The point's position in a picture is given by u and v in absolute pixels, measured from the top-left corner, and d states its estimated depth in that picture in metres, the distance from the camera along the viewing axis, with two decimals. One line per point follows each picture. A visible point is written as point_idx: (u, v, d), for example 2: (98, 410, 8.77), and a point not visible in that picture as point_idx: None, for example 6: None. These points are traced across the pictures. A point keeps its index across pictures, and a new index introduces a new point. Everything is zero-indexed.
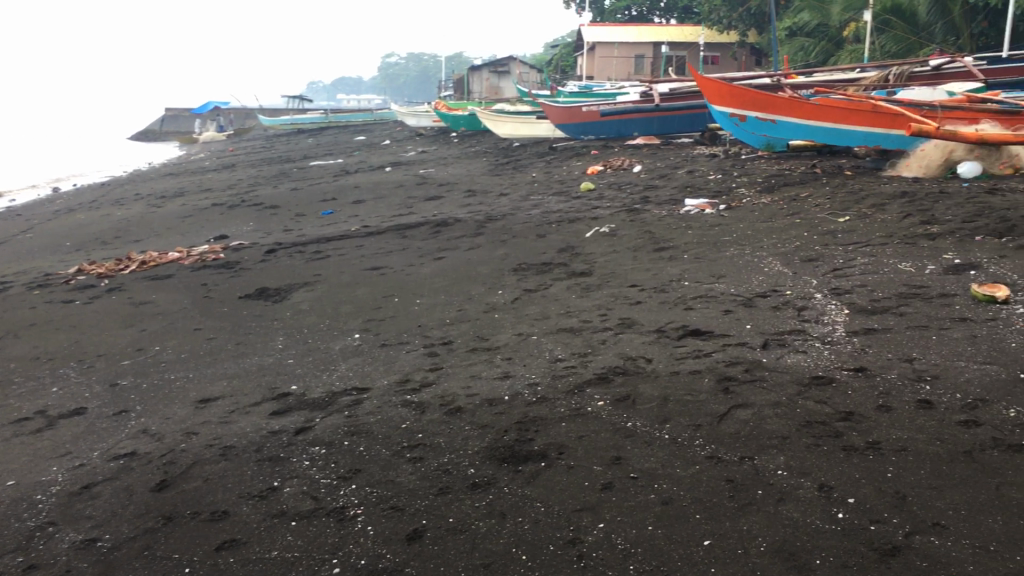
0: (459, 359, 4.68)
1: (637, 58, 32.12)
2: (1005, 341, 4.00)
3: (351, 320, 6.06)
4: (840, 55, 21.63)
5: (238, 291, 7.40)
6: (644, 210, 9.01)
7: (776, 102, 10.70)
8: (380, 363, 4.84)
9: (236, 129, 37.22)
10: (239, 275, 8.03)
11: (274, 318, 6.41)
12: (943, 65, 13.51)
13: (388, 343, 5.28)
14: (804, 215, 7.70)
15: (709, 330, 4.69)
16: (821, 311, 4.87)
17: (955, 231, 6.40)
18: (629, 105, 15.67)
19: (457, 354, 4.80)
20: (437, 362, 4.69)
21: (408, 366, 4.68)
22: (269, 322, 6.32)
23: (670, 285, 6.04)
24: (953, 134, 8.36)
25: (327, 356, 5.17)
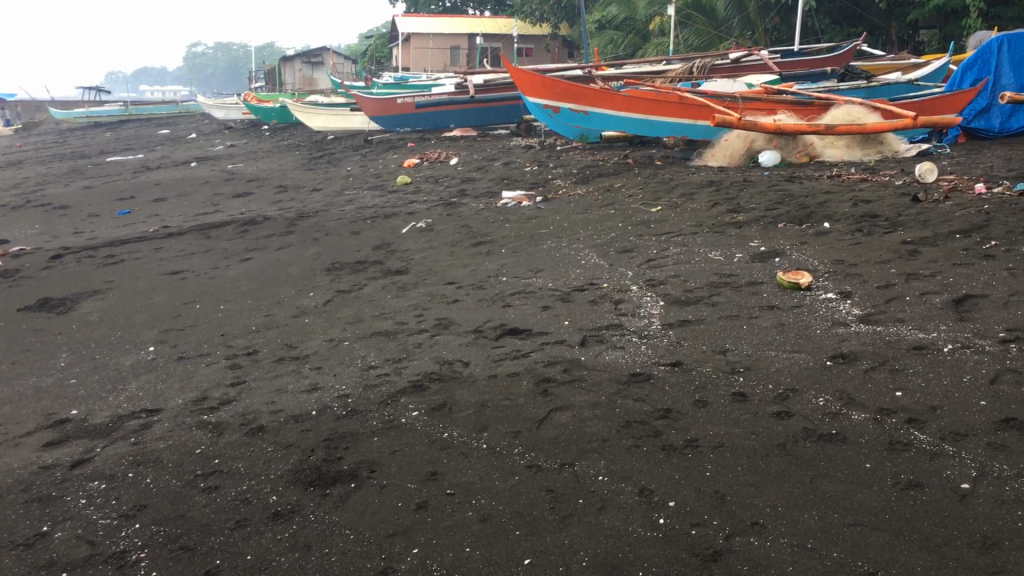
0: (263, 371, 4.34)
1: (453, 50, 32.03)
2: (811, 328, 4.08)
3: (145, 332, 5.55)
4: (647, 48, 22.36)
5: (16, 303, 6.68)
6: (461, 204, 8.86)
7: (585, 93, 10.62)
8: (175, 380, 4.41)
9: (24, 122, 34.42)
10: (18, 284, 7.26)
11: (57, 332, 5.80)
12: (742, 58, 14.13)
13: (186, 356, 4.85)
14: (617, 206, 7.77)
15: (526, 328, 4.56)
16: (637, 304, 4.84)
17: (760, 219, 6.59)
18: (444, 96, 15.52)
19: (261, 366, 4.45)
20: (239, 376, 4.32)
21: (205, 381, 4.28)
22: (51, 336, 5.71)
23: (488, 281, 5.89)
24: (754, 125, 8.68)
25: (116, 374, 4.69)
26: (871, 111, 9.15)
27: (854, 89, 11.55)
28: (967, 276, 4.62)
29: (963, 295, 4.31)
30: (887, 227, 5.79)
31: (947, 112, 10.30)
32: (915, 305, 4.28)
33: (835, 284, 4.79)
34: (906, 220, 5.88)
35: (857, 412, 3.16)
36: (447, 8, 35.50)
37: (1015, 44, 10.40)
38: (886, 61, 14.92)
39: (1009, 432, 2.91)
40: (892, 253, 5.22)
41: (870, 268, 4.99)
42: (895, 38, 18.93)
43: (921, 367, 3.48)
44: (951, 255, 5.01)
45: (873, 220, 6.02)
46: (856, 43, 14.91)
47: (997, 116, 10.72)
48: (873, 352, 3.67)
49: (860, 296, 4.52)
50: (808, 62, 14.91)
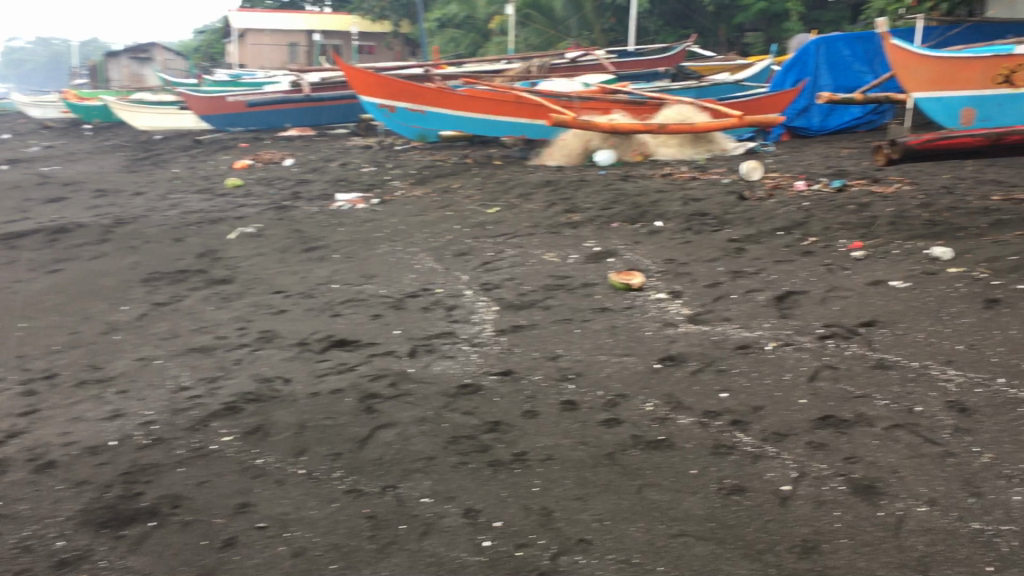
0: (62, 397, 3.95)
1: (291, 47, 31.25)
2: (641, 330, 4.05)
3: None
4: (487, 47, 22.42)
5: None
6: (294, 207, 8.52)
7: (422, 92, 10.41)
8: None
9: None
10: None
11: None
12: (578, 58, 14.33)
13: None
14: (455, 207, 7.64)
15: (354, 339, 4.34)
16: (471, 310, 4.71)
17: (595, 218, 6.61)
18: (278, 95, 15.02)
19: (59, 391, 4.05)
20: (33, 403, 3.92)
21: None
22: None
23: (317, 289, 5.64)
24: (589, 124, 8.72)
25: None
26: (700, 111, 9.41)
27: (684, 89, 11.87)
28: (789, 273, 4.73)
29: (784, 292, 4.41)
30: (715, 225, 5.91)
31: (770, 111, 10.71)
32: (741, 303, 4.34)
33: (665, 284, 4.81)
34: (733, 218, 6.02)
35: (684, 416, 3.13)
36: (285, 5, 34.57)
37: (830, 47, 11.00)
38: (714, 61, 15.46)
39: (826, 430, 2.94)
40: (719, 251, 5.31)
41: (698, 267, 5.05)
42: (722, 40, 19.70)
43: (745, 366, 3.50)
44: (774, 252, 5.14)
45: (702, 219, 6.13)
46: (686, 44, 15.38)
47: (816, 115, 11.27)
48: (700, 353, 3.67)
49: (689, 296, 4.55)
50: (641, 62, 15.35)
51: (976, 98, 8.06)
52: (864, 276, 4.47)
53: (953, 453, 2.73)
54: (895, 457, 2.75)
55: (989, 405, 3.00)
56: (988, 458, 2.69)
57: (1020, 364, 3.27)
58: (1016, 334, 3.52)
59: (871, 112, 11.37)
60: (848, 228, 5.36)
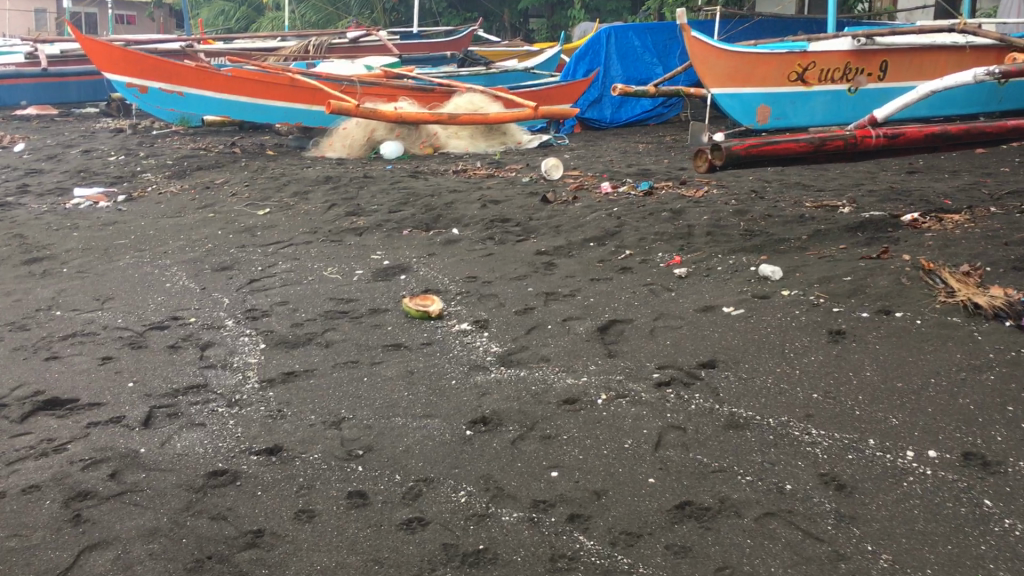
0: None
1: (37, 13, 28.13)
2: (445, 378, 3.31)
3: None
4: (260, 21, 20.92)
5: None
6: (18, 204, 7.14)
7: (177, 70, 9.01)
8: None
9: None
10: None
11: None
12: (360, 39, 13.53)
13: None
14: (218, 207, 6.59)
15: (71, 399, 3.30)
16: (231, 350, 3.78)
17: (382, 224, 5.81)
18: (9, 67, 13.03)
19: None
20: None
21: None
22: None
23: (33, 318, 4.48)
24: (373, 112, 7.86)
25: None
26: (491, 100, 8.87)
27: (473, 76, 11.25)
28: (608, 295, 4.16)
29: (606, 321, 3.81)
30: (519, 234, 5.27)
31: (563, 101, 10.28)
32: (558, 336, 3.71)
33: (468, 311, 4.11)
34: (537, 225, 5.40)
35: (508, 512, 2.41)
36: None
37: (621, 37, 10.87)
38: (500, 47, 15.01)
39: (686, 526, 2.30)
40: (526, 267, 4.67)
41: (504, 287, 4.40)
42: (507, 25, 19.30)
43: (576, 431, 2.83)
44: (588, 268, 4.56)
45: (504, 225, 5.49)
46: (472, 28, 14.81)
47: (607, 107, 11.01)
48: (519, 413, 2.97)
49: (498, 327, 3.87)
50: (426, 45, 14.59)
51: (771, 95, 7.91)
52: (692, 300, 3.95)
53: (844, 555, 2.14)
54: (776, 564, 2.13)
55: (868, 479, 2.46)
56: (887, 560, 2.12)
57: (888, 419, 2.78)
58: (872, 377, 3.06)
59: (661, 105, 11.22)
60: (664, 240, 4.86)
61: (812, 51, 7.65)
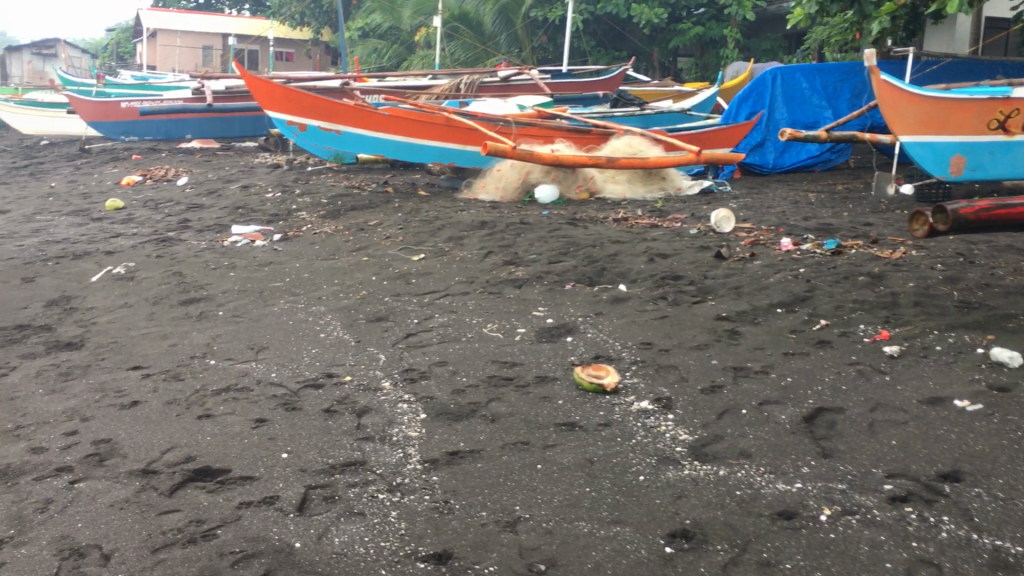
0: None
1: (204, 50, 29.67)
2: (631, 472, 2.89)
3: None
4: (410, 59, 21.27)
5: None
6: (178, 240, 7.23)
7: (335, 108, 9.00)
8: None
9: None
10: None
11: None
12: (511, 77, 13.41)
13: None
14: (372, 250, 6.43)
15: (223, 469, 3.05)
16: (389, 419, 3.47)
17: (543, 276, 5.45)
18: (177, 103, 13.66)
19: None
20: None
21: None
22: None
23: (188, 366, 4.35)
24: (529, 154, 7.54)
25: None
26: (652, 144, 8.40)
27: (627, 117, 10.86)
28: (808, 374, 3.64)
29: (812, 409, 3.30)
30: (695, 294, 4.81)
31: (722, 145, 9.75)
32: (757, 424, 3.22)
33: (647, 385, 3.67)
34: (714, 284, 4.92)
35: None
36: (199, 7, 32.85)
37: (788, 78, 10.18)
38: (651, 86, 14.59)
39: None
40: (707, 334, 4.20)
41: (686, 357, 3.94)
42: (656, 63, 18.89)
43: (800, 559, 2.34)
44: (779, 340, 4.05)
45: (676, 282, 5.04)
46: (624, 67, 14.43)
47: (770, 151, 10.42)
48: (725, 527, 2.51)
49: (684, 408, 3.41)
50: (577, 84, 14.28)
51: (966, 144, 7.18)
52: (915, 389, 3.39)
53: None
54: None
55: None
56: None
57: None
58: None
59: (828, 150, 10.54)
60: (865, 310, 4.29)
61: (1015, 97, 6.98)
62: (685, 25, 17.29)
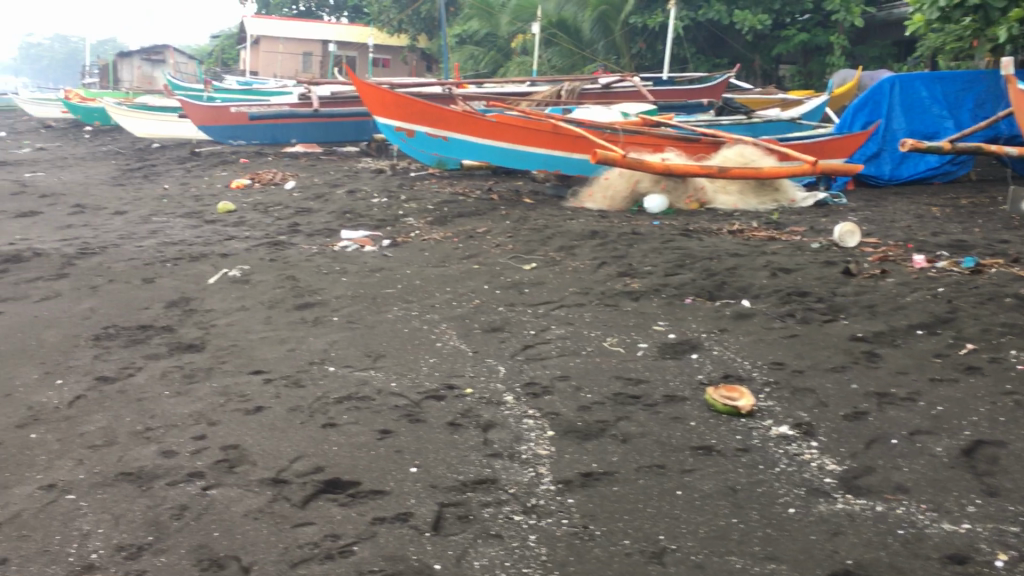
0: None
1: (305, 56, 30.32)
2: (780, 503, 2.73)
3: None
4: (507, 66, 21.30)
5: None
6: (290, 244, 7.32)
7: (443, 114, 9.02)
8: None
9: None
10: None
11: None
12: (612, 84, 13.28)
13: None
14: (483, 258, 6.37)
15: (353, 481, 3.01)
16: (517, 435, 3.38)
17: (660, 288, 5.31)
18: (284, 108, 13.85)
19: None
20: None
21: None
22: None
23: (307, 372, 4.35)
24: (639, 163, 7.39)
25: None
26: (765, 153, 8.15)
27: (735, 125, 10.60)
28: (960, 403, 3.42)
29: (970, 441, 3.08)
30: (825, 312, 4.60)
31: (837, 156, 9.42)
32: (911, 456, 3.02)
33: (784, 409, 3.50)
34: (845, 302, 4.70)
35: None
36: (300, 15, 33.61)
37: (907, 86, 9.77)
38: (756, 95, 14.25)
39: None
40: (844, 355, 4.00)
41: (824, 380, 3.75)
42: (758, 70, 18.48)
43: None
44: (923, 365, 3.82)
45: (803, 299, 4.83)
46: (728, 74, 14.10)
47: (887, 163, 10.03)
48: (891, 570, 2.34)
49: (828, 435, 3.23)
50: (680, 91, 14.02)
51: None
52: None
53: None
54: None
55: None
56: None
57: None
58: None
59: (949, 162, 10.10)
60: (1015, 335, 4.03)
61: None
62: (790, 32, 16.86)
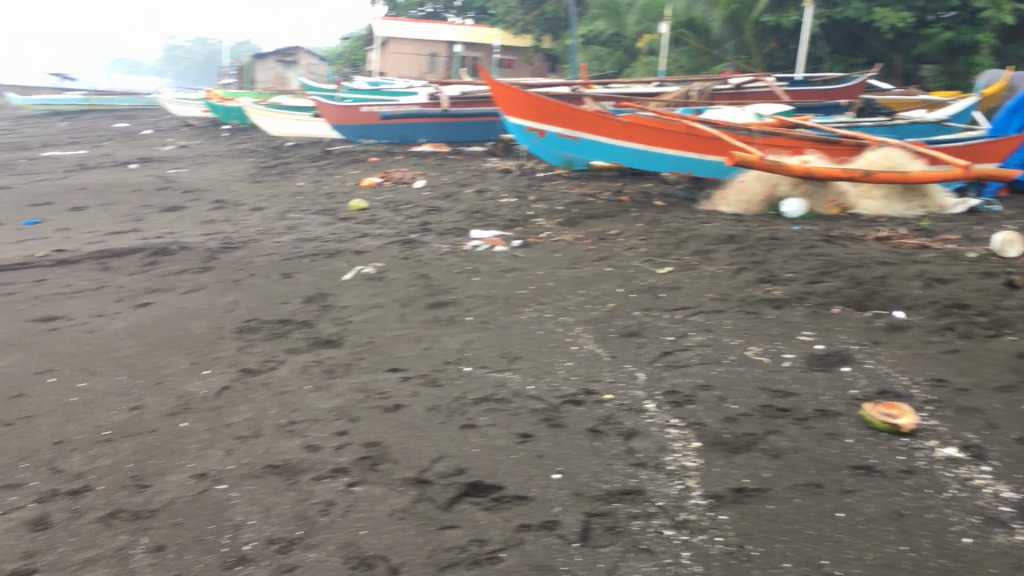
0: (61, 542, 2.78)
1: (430, 57, 30.73)
2: (953, 533, 2.55)
3: None
4: (633, 66, 21.07)
5: None
6: (422, 242, 7.40)
7: (575, 115, 8.98)
8: None
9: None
10: None
11: None
12: (744, 84, 12.92)
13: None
14: (615, 260, 6.27)
15: (497, 485, 2.97)
16: (661, 445, 3.27)
17: (804, 297, 5.09)
18: (414, 108, 14.18)
19: (93, 533, 2.82)
20: (55, 557, 2.70)
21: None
22: None
23: (444, 371, 4.35)
24: (778, 165, 7.15)
25: None
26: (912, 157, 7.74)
27: (877, 127, 10.15)
28: None
29: None
30: (988, 327, 4.30)
31: (989, 160, 8.88)
32: None
33: (950, 429, 3.28)
34: (1010, 317, 4.39)
35: None
36: (428, 16, 34.16)
37: None
38: (896, 95, 13.61)
39: None
40: (1013, 374, 3.72)
41: (992, 399, 3.50)
42: (898, 70, 17.70)
43: None
44: None
45: (962, 312, 4.54)
46: (868, 74, 13.52)
47: None
48: None
49: (1002, 460, 3.00)
50: (815, 92, 13.53)
51: None
52: None
53: None
54: None
55: None
56: None
57: None
58: None
59: None
60: None
61: None
62: (934, 30, 16.07)
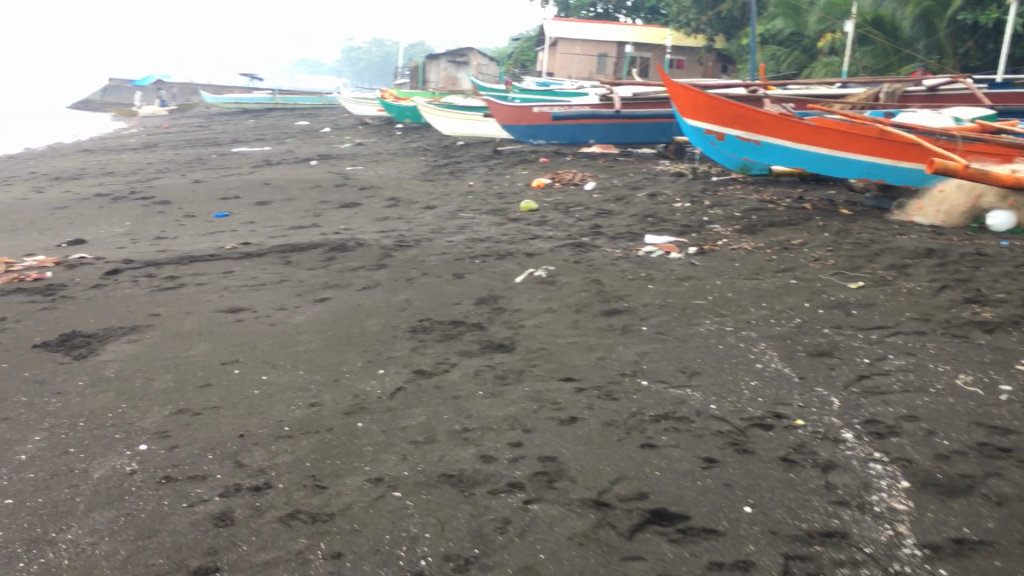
0: (243, 541, 2.79)
1: (600, 58, 30.61)
2: None
3: (160, 409, 4.14)
4: (813, 66, 20.18)
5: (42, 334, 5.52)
6: (593, 246, 7.25)
7: (757, 118, 8.59)
8: (144, 540, 2.86)
9: (182, 108, 35.42)
10: (62, 305, 6.18)
11: (59, 390, 4.48)
12: (939, 86, 12.15)
13: (184, 477, 3.32)
14: (800, 272, 5.91)
15: (682, 515, 2.77)
16: (865, 482, 2.98)
17: (1019, 321, 4.61)
18: (586, 108, 13.97)
19: (274, 535, 2.82)
20: (238, 556, 2.70)
21: (183, 563, 2.69)
22: (56, 396, 4.39)
23: (620, 384, 4.17)
24: (984, 175, 6.56)
25: (79, 502, 3.19)
26: None
27: None
28: None
29: None
30: None
31: None
32: None
33: None
34: None
35: None
36: (598, 16, 34.01)
37: None
38: None
39: None
40: None
41: None
42: None
43: None
44: None
45: None
46: None
47: None
48: None
49: None
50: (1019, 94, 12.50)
51: None
52: None
53: None
54: None
55: None
56: None
57: None
58: None
59: None
60: None
61: None
62: None
